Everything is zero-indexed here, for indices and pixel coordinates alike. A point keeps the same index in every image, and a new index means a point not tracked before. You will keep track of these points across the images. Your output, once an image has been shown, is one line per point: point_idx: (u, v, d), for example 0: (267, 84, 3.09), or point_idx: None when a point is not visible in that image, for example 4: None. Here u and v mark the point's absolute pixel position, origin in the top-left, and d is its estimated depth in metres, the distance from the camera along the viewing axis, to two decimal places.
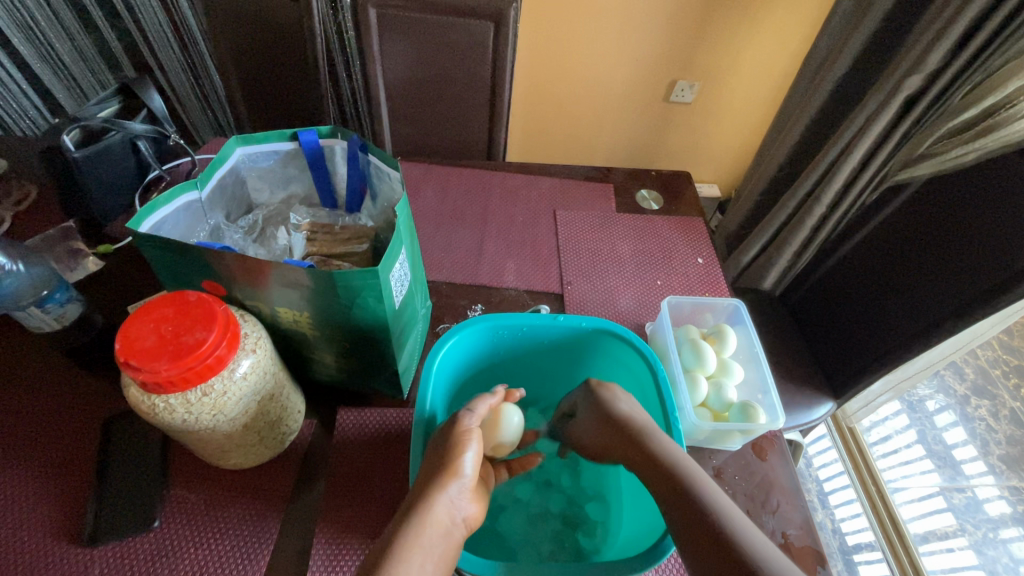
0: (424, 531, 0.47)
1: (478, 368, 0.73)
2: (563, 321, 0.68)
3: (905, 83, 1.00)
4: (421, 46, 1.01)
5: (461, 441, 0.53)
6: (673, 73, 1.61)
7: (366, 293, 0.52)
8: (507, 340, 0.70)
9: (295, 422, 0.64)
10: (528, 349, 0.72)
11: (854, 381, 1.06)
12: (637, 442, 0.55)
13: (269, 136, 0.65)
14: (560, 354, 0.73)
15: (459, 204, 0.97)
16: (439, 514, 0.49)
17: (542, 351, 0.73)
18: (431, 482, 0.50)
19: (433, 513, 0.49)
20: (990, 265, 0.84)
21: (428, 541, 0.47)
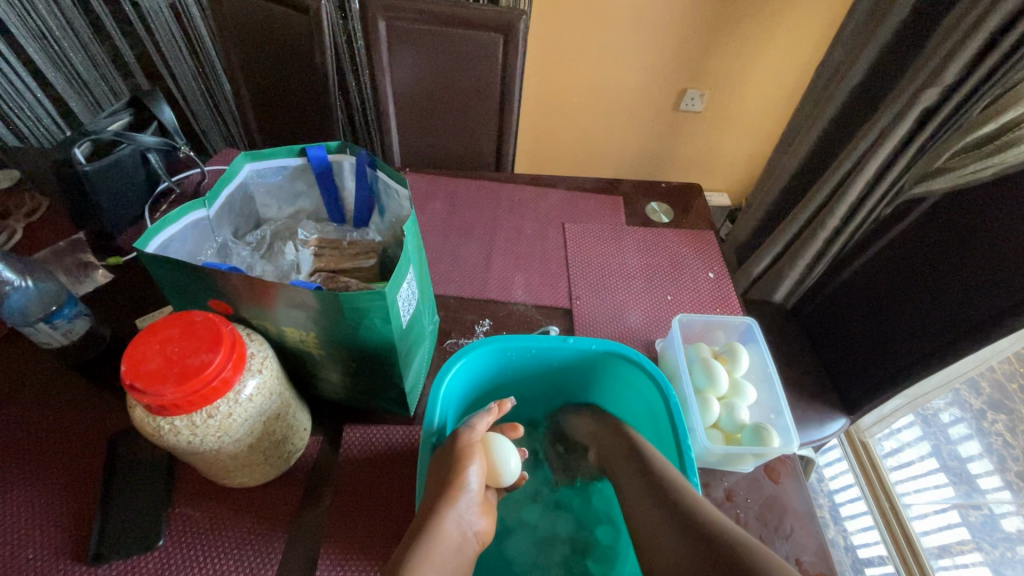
0: (436, 541, 0.47)
1: (487, 389, 0.72)
2: (573, 343, 0.67)
3: (922, 95, 0.98)
4: (431, 58, 1.00)
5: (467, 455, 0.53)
6: (683, 82, 1.60)
7: (372, 314, 0.51)
8: (517, 361, 0.69)
9: (300, 440, 0.63)
10: (537, 369, 0.71)
11: (868, 397, 1.04)
12: (636, 459, 0.57)
13: (277, 152, 0.64)
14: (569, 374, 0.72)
15: (467, 216, 0.97)
16: (450, 529, 0.48)
17: (551, 371, 0.72)
18: (439, 496, 0.50)
19: (444, 527, 0.48)
20: (1010, 283, 0.82)
21: (441, 554, 0.46)
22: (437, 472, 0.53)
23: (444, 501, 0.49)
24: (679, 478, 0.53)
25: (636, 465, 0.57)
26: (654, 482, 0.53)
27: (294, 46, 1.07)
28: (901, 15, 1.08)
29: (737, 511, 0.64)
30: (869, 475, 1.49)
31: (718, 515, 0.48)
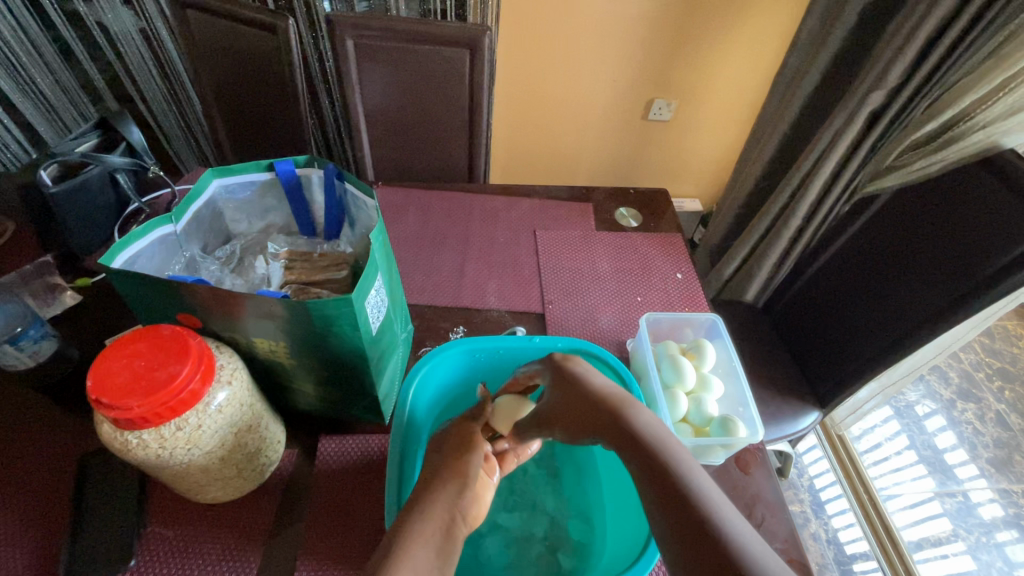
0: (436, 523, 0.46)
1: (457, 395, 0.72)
2: (539, 343, 0.69)
3: (869, 98, 1.03)
4: (400, 73, 1.02)
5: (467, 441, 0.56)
6: (650, 92, 1.65)
7: (341, 322, 0.52)
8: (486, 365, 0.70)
9: (274, 452, 0.63)
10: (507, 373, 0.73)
11: (838, 389, 1.08)
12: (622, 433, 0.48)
13: (245, 167, 0.65)
14: None
15: (440, 227, 0.98)
16: (443, 510, 0.48)
17: None
18: (439, 480, 0.51)
19: (438, 507, 0.48)
20: (961, 271, 0.86)
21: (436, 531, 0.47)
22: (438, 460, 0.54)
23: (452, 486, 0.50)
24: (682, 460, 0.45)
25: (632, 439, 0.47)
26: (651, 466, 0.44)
27: (256, 65, 1.08)
28: (847, 24, 1.14)
29: None
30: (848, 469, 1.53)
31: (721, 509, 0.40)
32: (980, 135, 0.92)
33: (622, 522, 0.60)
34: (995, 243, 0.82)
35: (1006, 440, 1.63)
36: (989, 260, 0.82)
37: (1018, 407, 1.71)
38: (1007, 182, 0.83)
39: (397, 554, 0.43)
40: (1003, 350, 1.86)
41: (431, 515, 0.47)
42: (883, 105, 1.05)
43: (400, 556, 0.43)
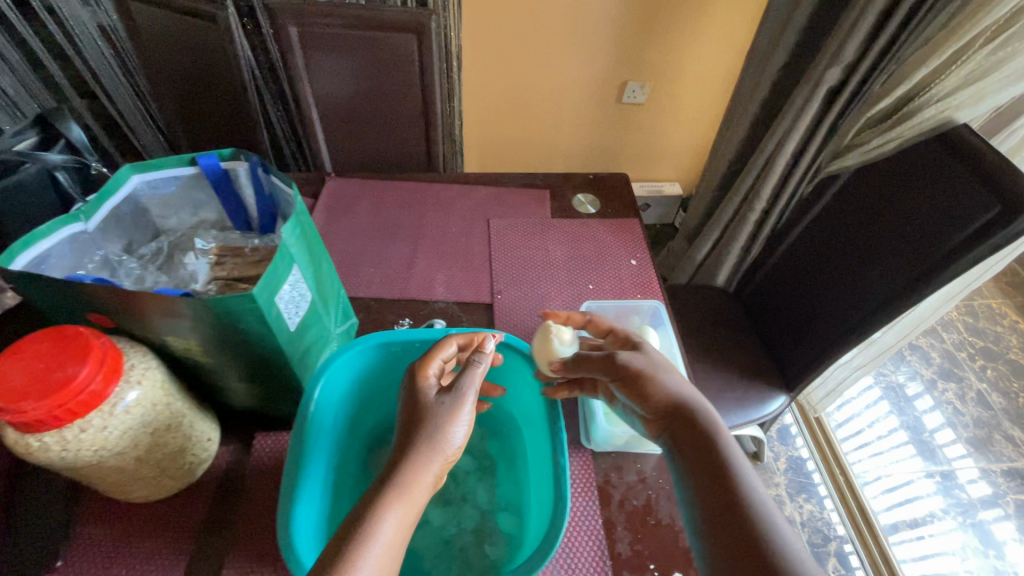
0: (402, 504, 0.48)
1: (377, 393, 0.69)
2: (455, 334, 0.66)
3: (826, 76, 1.01)
4: (349, 61, 1.00)
5: (440, 420, 0.54)
6: (622, 75, 1.62)
7: (248, 319, 0.51)
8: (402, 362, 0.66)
9: (204, 450, 0.63)
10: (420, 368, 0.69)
11: (803, 373, 1.07)
12: (690, 432, 0.57)
13: (166, 161, 0.64)
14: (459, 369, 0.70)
15: (391, 217, 0.97)
16: (419, 489, 0.50)
17: None
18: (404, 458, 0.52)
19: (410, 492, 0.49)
20: (916, 254, 0.84)
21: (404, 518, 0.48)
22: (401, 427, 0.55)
23: (412, 461, 0.51)
24: (738, 462, 0.54)
25: (698, 440, 0.56)
26: (709, 463, 0.54)
27: (209, 56, 1.05)
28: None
29: (646, 492, 0.66)
30: (824, 450, 1.52)
31: (766, 509, 0.50)
32: (933, 110, 0.90)
33: (539, 518, 0.58)
34: (951, 221, 0.80)
35: (985, 420, 1.63)
36: (940, 241, 0.81)
37: (1000, 386, 1.70)
38: (961, 162, 0.81)
39: (356, 541, 0.45)
40: (987, 330, 1.84)
41: (398, 495, 0.49)
42: (841, 82, 1.03)
43: (362, 541, 0.45)
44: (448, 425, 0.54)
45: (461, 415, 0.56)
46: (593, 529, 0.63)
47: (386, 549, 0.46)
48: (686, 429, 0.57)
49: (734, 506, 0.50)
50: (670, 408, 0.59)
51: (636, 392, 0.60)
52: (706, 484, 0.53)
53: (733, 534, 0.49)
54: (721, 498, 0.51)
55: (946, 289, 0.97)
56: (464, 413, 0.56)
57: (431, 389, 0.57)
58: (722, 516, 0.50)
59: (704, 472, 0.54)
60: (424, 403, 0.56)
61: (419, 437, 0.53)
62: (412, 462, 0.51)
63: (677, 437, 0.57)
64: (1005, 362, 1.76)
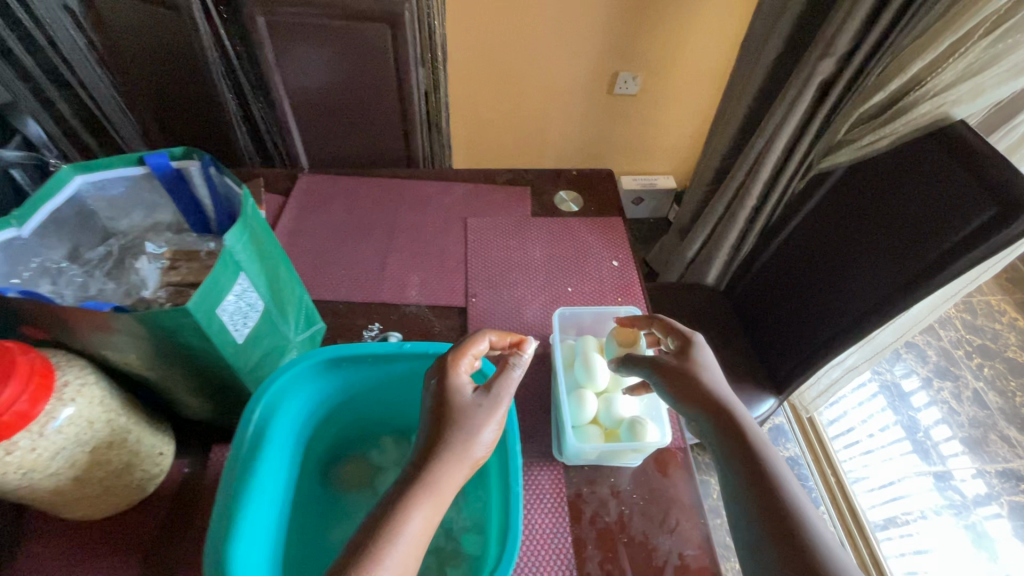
0: (429, 501, 0.45)
1: (331, 412, 0.62)
2: (410, 349, 0.57)
3: (819, 69, 0.97)
4: (321, 52, 0.96)
5: (473, 417, 0.50)
6: (614, 65, 1.57)
7: (187, 334, 0.48)
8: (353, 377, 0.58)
9: (155, 464, 0.60)
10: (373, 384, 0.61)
11: (792, 376, 1.04)
12: (730, 432, 0.54)
13: (111, 161, 0.60)
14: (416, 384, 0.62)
15: (365, 215, 0.93)
16: (449, 489, 0.47)
17: (392, 382, 0.61)
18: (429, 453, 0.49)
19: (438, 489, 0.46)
20: (908, 256, 0.81)
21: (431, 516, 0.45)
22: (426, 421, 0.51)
23: (441, 459, 0.47)
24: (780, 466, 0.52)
25: (739, 439, 0.53)
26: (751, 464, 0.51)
27: (179, 50, 1.01)
28: None
29: (620, 507, 0.63)
30: (816, 450, 1.50)
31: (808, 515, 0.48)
32: (928, 105, 0.86)
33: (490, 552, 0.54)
34: (945, 222, 0.77)
35: (981, 419, 1.60)
36: (933, 243, 0.78)
37: (997, 384, 1.67)
38: (957, 160, 0.77)
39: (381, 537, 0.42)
40: (984, 327, 1.81)
41: (427, 494, 0.46)
42: (834, 74, 0.99)
43: (388, 537, 0.42)
44: (481, 426, 0.50)
45: (495, 417, 0.51)
46: (562, 548, 0.60)
47: (410, 553, 0.42)
48: (727, 428, 0.55)
49: (777, 508, 0.48)
50: (713, 407, 0.56)
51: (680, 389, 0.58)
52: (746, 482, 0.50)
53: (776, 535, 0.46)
54: (763, 499, 0.49)
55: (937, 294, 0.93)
56: (498, 415, 0.52)
57: (464, 387, 0.52)
58: (765, 516, 0.48)
59: (745, 470, 0.51)
60: (456, 401, 0.51)
61: (449, 435, 0.49)
62: (441, 459, 0.48)
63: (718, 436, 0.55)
64: (1004, 360, 1.73)
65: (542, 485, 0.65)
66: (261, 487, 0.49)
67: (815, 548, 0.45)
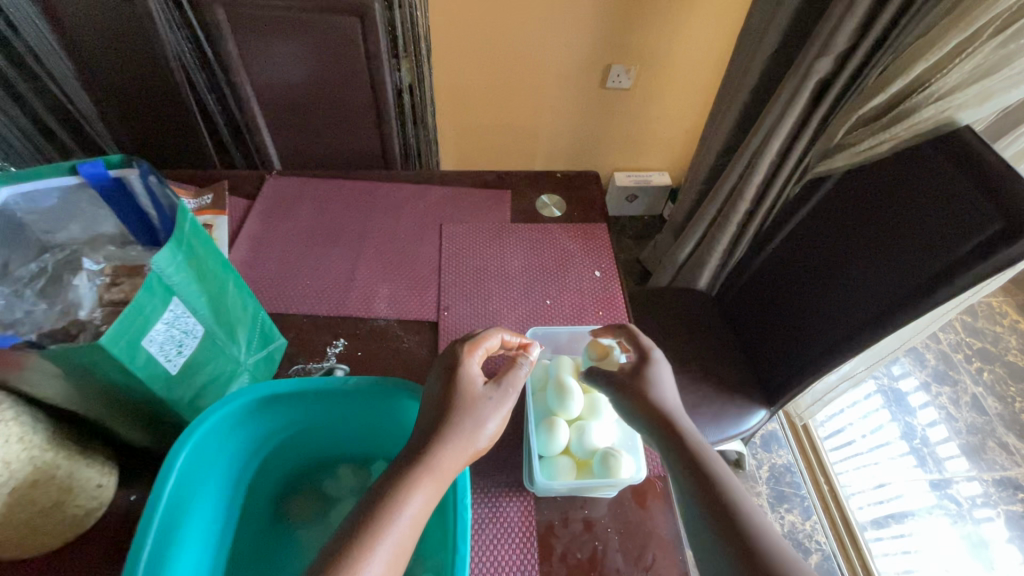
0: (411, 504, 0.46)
1: (279, 444, 0.58)
2: (353, 386, 0.54)
3: (816, 67, 0.92)
4: (288, 47, 0.92)
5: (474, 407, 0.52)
6: (606, 58, 1.51)
7: (105, 370, 0.43)
8: (290, 413, 0.55)
9: (90, 498, 0.56)
10: (316, 419, 0.57)
11: (784, 389, 0.99)
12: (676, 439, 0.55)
13: (39, 170, 0.56)
14: (365, 419, 0.58)
15: (334, 221, 0.88)
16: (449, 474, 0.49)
17: (337, 417, 0.57)
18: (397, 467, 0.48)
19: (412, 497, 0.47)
20: (909, 268, 0.76)
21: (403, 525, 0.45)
22: (429, 407, 0.53)
23: (446, 446, 0.50)
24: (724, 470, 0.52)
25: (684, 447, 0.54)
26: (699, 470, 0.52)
27: (142, 42, 0.97)
28: None
29: (594, 542, 0.59)
30: (809, 457, 1.46)
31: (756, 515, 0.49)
32: (931, 110, 0.81)
33: None
34: (949, 233, 0.72)
35: (980, 425, 1.56)
36: (935, 256, 0.73)
37: (996, 390, 1.63)
38: (962, 168, 0.72)
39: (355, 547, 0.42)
40: (986, 330, 1.76)
41: (429, 480, 0.48)
42: (833, 73, 0.94)
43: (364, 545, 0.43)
44: (488, 419, 0.53)
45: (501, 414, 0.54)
46: None
47: (405, 541, 0.44)
48: (674, 435, 0.55)
49: (725, 513, 0.49)
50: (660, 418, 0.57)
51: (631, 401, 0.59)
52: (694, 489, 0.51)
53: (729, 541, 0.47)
54: (712, 505, 0.49)
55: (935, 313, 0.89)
56: (504, 411, 0.55)
57: (477, 377, 0.55)
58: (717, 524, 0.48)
59: (693, 477, 0.52)
60: (469, 391, 0.53)
61: (457, 424, 0.51)
62: (446, 445, 0.50)
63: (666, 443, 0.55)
64: (1003, 364, 1.69)
65: (510, 518, 0.61)
66: (181, 535, 0.46)
67: (772, 560, 0.45)
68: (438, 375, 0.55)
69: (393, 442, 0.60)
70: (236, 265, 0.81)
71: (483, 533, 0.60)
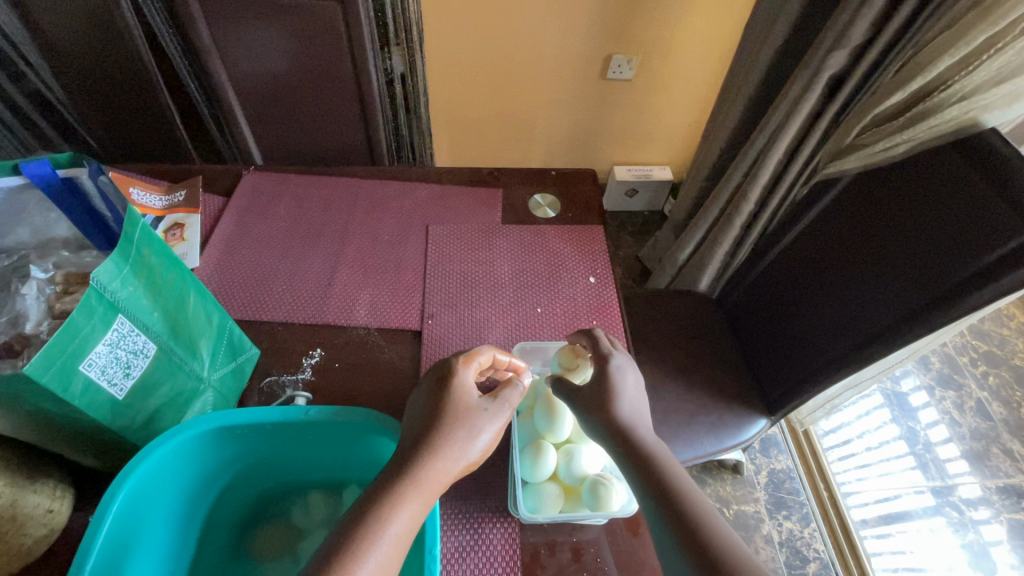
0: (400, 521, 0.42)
1: (239, 469, 0.55)
2: (315, 416, 0.51)
3: (830, 61, 0.86)
4: (267, 34, 0.87)
5: (462, 417, 0.49)
6: (607, 47, 1.44)
7: (35, 398, 0.39)
8: (248, 441, 0.52)
9: (42, 526, 0.51)
10: (277, 447, 0.54)
11: (786, 399, 0.95)
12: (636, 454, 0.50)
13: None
14: (331, 447, 0.55)
15: (315, 220, 0.83)
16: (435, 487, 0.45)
17: (299, 445, 0.54)
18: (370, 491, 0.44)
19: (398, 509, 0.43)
20: (926, 276, 0.72)
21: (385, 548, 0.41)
22: (416, 420, 0.50)
23: (436, 458, 0.46)
24: (689, 486, 0.48)
25: (644, 462, 0.49)
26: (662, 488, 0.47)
27: (110, 27, 0.91)
28: None
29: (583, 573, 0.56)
30: (808, 463, 1.43)
31: (726, 538, 0.44)
32: (955, 111, 0.75)
33: None
34: (970, 241, 0.67)
35: (984, 431, 1.52)
36: (954, 266, 0.68)
37: (1002, 394, 1.59)
38: (986, 175, 0.67)
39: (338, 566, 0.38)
40: (992, 332, 1.72)
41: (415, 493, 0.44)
42: (847, 69, 0.89)
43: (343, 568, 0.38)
44: (482, 433, 0.50)
45: (493, 426, 0.51)
46: None
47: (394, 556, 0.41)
48: (633, 449, 0.51)
49: (693, 537, 0.44)
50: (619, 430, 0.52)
51: (591, 410, 0.55)
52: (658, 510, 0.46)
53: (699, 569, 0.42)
54: (677, 528, 0.45)
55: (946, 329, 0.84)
56: (499, 423, 0.51)
57: (472, 389, 0.51)
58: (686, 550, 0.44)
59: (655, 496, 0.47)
60: (464, 403, 0.50)
61: (448, 435, 0.48)
62: (435, 457, 0.46)
63: (626, 457, 0.51)
64: (1009, 368, 1.65)
65: (494, 546, 0.57)
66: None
67: None
68: (428, 387, 0.52)
69: (362, 468, 0.57)
70: (209, 267, 0.76)
71: (464, 562, 0.56)
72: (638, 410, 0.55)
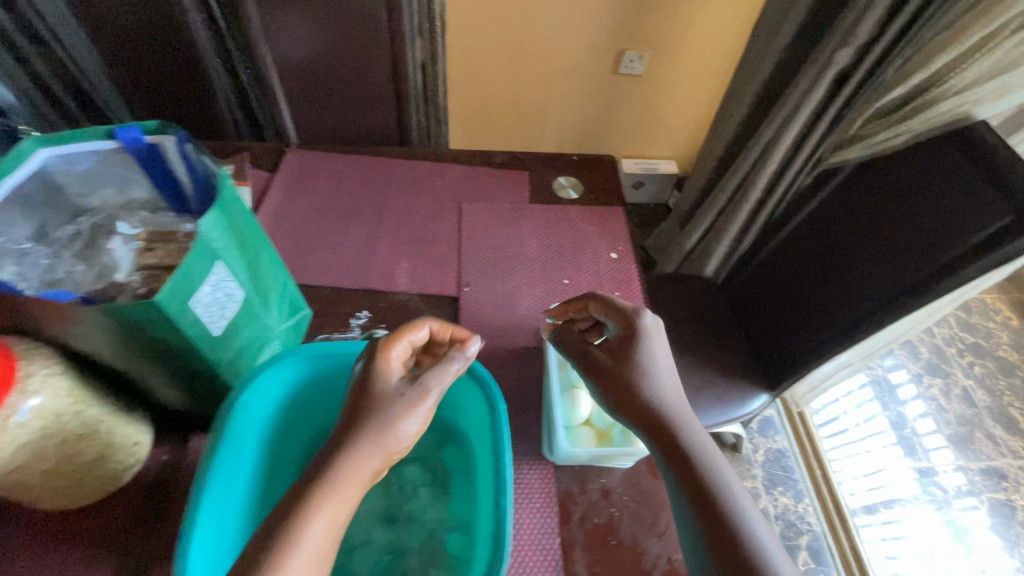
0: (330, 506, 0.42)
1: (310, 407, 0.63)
2: None
3: (836, 58, 0.92)
4: (309, 20, 0.92)
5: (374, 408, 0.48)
6: (619, 43, 1.51)
7: (156, 327, 0.45)
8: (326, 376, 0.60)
9: (130, 454, 0.57)
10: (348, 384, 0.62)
11: (787, 374, 1.02)
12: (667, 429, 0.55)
13: (79, 133, 0.57)
14: None
15: (355, 196, 0.89)
16: (359, 479, 0.45)
17: None
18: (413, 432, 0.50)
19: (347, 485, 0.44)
20: (919, 257, 0.78)
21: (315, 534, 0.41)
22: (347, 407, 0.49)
23: (353, 448, 0.45)
24: (715, 461, 0.54)
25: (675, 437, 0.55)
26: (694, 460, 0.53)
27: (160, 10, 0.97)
28: None
29: (609, 508, 0.62)
30: (803, 443, 1.50)
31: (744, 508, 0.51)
32: (949, 104, 0.86)
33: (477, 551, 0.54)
34: (961, 224, 0.74)
35: (968, 417, 1.61)
36: (945, 248, 0.75)
37: (986, 383, 1.68)
38: (979, 165, 0.75)
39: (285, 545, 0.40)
40: (978, 325, 1.81)
41: (337, 483, 0.44)
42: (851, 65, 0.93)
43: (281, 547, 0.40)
44: (403, 416, 0.48)
45: (418, 411, 0.49)
46: (549, 549, 0.59)
47: (323, 537, 0.41)
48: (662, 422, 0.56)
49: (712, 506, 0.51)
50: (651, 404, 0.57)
51: (615, 385, 0.58)
52: (686, 479, 0.52)
53: (719, 533, 0.49)
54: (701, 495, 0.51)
55: (934, 304, 0.92)
56: (423, 408, 0.49)
57: (392, 375, 0.50)
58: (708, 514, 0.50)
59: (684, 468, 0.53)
60: (378, 390, 0.49)
61: (365, 424, 0.47)
62: (366, 445, 0.46)
63: (655, 428, 0.56)
64: (994, 359, 1.73)
65: (531, 485, 0.63)
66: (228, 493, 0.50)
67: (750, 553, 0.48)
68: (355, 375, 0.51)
69: None
70: None
71: None
72: (653, 387, 0.58)
